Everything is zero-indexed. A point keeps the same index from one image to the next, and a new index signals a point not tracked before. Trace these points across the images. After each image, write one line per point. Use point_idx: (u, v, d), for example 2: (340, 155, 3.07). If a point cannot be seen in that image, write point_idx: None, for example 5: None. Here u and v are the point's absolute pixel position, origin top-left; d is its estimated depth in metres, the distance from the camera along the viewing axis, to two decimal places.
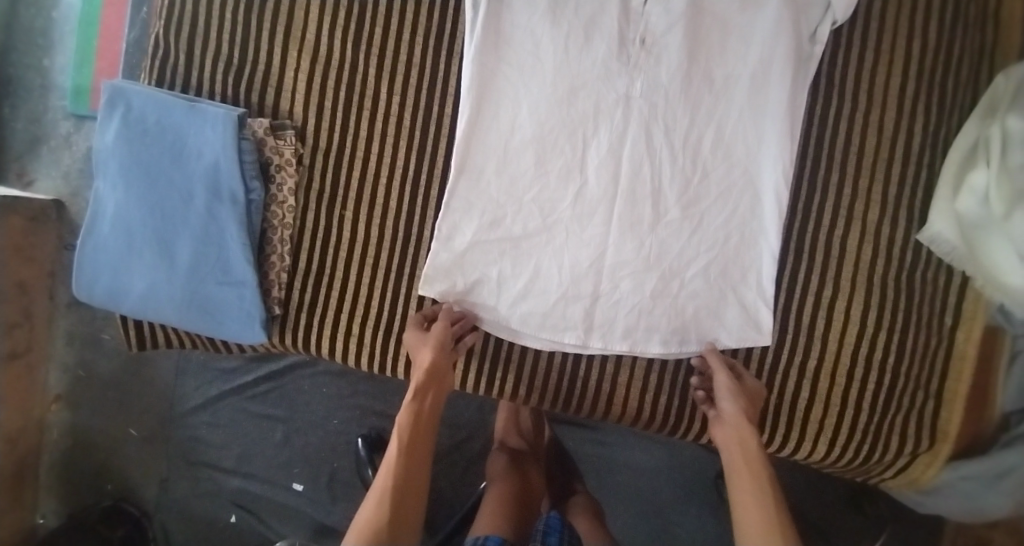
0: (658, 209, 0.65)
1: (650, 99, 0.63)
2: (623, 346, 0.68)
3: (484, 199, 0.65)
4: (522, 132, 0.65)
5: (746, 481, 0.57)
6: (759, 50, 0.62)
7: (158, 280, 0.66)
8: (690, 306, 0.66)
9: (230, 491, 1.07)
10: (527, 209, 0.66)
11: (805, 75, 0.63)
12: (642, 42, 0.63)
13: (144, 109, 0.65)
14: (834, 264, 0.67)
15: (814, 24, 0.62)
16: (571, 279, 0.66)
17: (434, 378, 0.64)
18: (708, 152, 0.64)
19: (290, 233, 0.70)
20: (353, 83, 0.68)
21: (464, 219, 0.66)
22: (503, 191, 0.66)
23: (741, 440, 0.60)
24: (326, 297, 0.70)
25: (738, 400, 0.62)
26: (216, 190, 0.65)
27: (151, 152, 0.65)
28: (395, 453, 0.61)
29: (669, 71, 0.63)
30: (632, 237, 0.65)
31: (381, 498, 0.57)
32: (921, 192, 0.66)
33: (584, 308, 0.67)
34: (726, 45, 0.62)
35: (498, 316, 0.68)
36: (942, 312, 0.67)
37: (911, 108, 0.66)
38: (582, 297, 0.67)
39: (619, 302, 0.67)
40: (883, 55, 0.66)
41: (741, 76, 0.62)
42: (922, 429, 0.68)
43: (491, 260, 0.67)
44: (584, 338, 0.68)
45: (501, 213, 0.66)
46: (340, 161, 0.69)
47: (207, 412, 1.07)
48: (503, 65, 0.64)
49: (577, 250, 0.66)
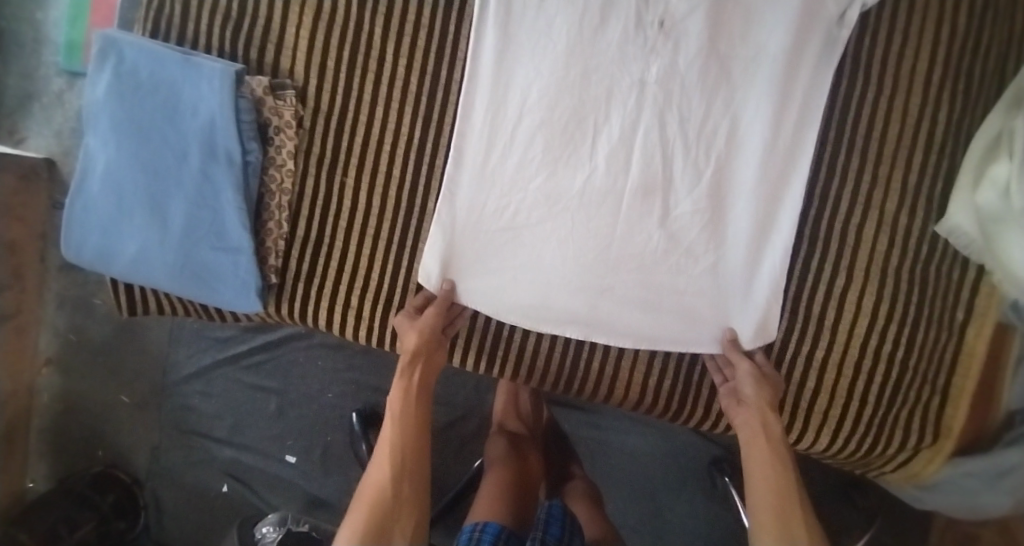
0: (669, 201, 0.63)
1: (665, 86, 0.61)
2: (627, 342, 0.67)
3: (490, 187, 0.64)
4: (533, 104, 0.62)
5: (764, 458, 0.58)
6: (791, 27, 0.58)
7: (150, 243, 0.62)
8: (690, 302, 0.65)
9: (221, 462, 1.06)
10: (530, 196, 0.64)
11: (828, 64, 0.59)
12: (661, 24, 0.59)
13: (138, 62, 0.60)
14: (848, 254, 0.65)
15: (844, 5, 0.57)
16: (575, 272, 0.65)
17: (420, 359, 0.64)
18: (722, 148, 0.62)
19: (288, 200, 0.67)
20: (358, 44, 0.65)
21: (466, 207, 0.65)
22: (508, 179, 0.64)
23: (764, 421, 0.59)
24: (325, 268, 0.68)
25: (762, 391, 0.61)
26: (211, 150, 0.60)
27: (144, 107, 0.60)
28: (391, 427, 0.61)
29: (690, 53, 0.60)
30: (640, 230, 0.63)
31: (384, 463, 0.59)
32: (940, 184, 0.64)
33: (588, 302, 0.66)
34: (749, 29, 0.59)
35: (496, 307, 0.67)
36: (954, 306, 0.66)
37: (936, 94, 0.63)
38: (585, 291, 0.65)
39: (624, 297, 0.65)
40: (913, 37, 0.63)
41: (763, 60, 0.59)
42: (927, 423, 0.67)
43: (492, 251, 0.66)
44: (586, 332, 0.67)
45: (506, 200, 0.64)
46: (342, 126, 0.66)
47: (200, 381, 1.06)
48: (514, 45, 0.62)
49: (581, 241, 0.64)
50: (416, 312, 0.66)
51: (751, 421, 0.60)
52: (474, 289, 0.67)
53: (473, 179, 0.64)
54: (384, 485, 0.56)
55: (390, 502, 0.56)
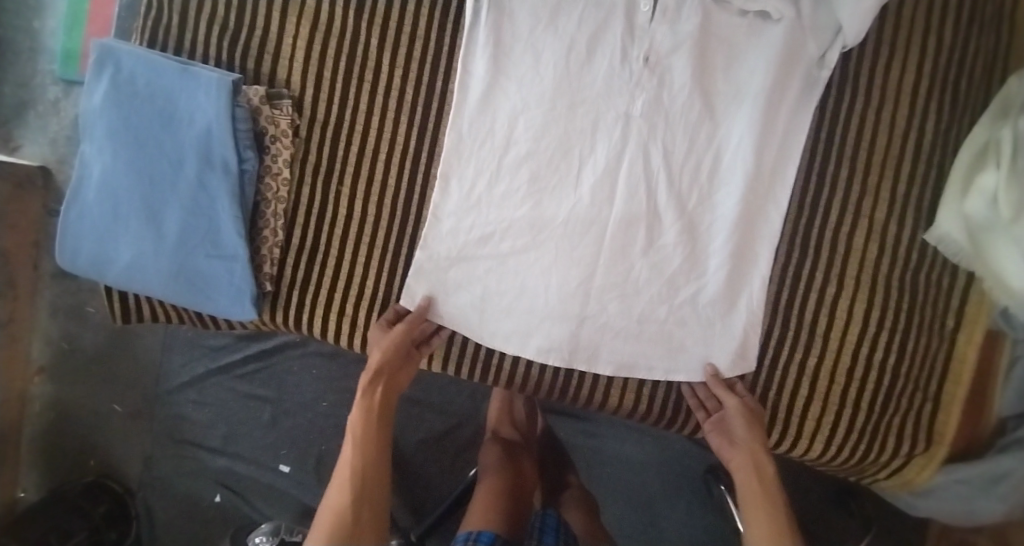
0: (653, 233, 0.63)
1: (650, 120, 0.62)
2: (608, 370, 0.67)
3: (476, 215, 0.65)
4: (528, 114, 0.63)
5: (760, 507, 0.59)
6: (771, 66, 0.60)
7: (145, 251, 0.62)
8: (667, 336, 0.66)
9: (215, 471, 1.05)
10: (517, 226, 0.65)
11: (812, 102, 0.62)
12: (646, 60, 0.61)
13: (135, 71, 0.60)
14: (840, 263, 0.66)
15: (825, 46, 0.60)
16: (558, 300, 0.65)
17: (384, 376, 0.64)
18: (705, 179, 0.63)
19: (284, 207, 0.67)
20: (354, 54, 0.66)
21: (451, 235, 0.65)
22: (493, 209, 0.65)
23: (758, 465, 0.61)
24: (320, 276, 0.68)
25: (750, 430, 0.62)
26: (207, 158, 0.60)
27: (140, 116, 0.60)
28: (352, 449, 0.62)
29: (676, 86, 0.61)
30: (622, 262, 0.64)
31: (342, 487, 0.60)
32: (929, 192, 0.65)
33: (570, 329, 0.66)
34: (734, 59, 0.61)
35: (481, 333, 0.67)
36: (945, 314, 0.66)
37: (924, 104, 0.64)
38: (568, 318, 0.66)
39: (606, 324, 0.66)
40: (900, 49, 0.64)
41: (746, 98, 0.61)
42: (919, 430, 0.68)
43: (475, 278, 0.66)
44: (569, 358, 0.67)
45: (490, 230, 0.65)
46: (338, 135, 0.66)
47: (194, 390, 1.05)
48: (508, 56, 0.63)
49: (565, 270, 0.65)
50: (386, 328, 0.65)
51: (744, 462, 0.61)
52: (460, 315, 0.67)
53: (456, 213, 0.65)
54: (341, 510, 0.57)
55: (346, 527, 0.56)
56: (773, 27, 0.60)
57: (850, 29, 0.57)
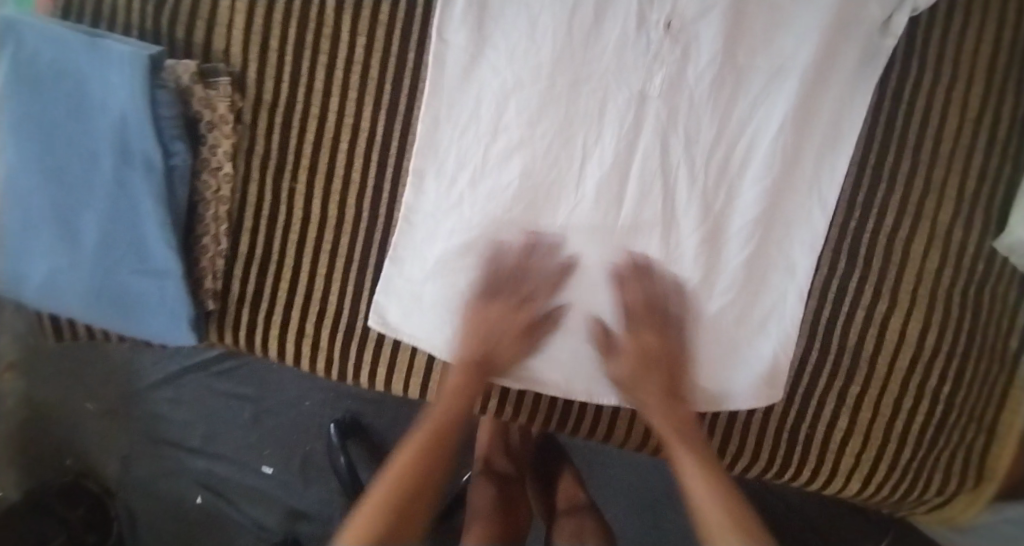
0: (670, 242, 0.53)
1: (669, 101, 0.51)
2: (612, 402, 0.57)
3: (456, 217, 0.54)
4: (519, 94, 0.52)
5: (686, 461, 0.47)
6: (823, 35, 0.48)
7: (60, 268, 0.52)
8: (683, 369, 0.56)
9: (197, 472, 0.97)
10: (507, 231, 0.54)
11: (872, 77, 0.51)
12: (668, 26, 0.49)
13: (36, 45, 0.49)
14: (893, 271, 0.55)
15: (890, 9, 0.48)
16: (555, 315, 0.55)
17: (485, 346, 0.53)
18: (734, 171, 0.52)
19: (227, 209, 0.57)
20: (306, 20, 0.54)
21: (427, 242, 0.55)
22: (478, 210, 0.54)
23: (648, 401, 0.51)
24: (274, 289, 0.58)
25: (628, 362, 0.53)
26: (125, 153, 0.50)
27: (45, 103, 0.50)
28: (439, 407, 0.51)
29: (703, 60, 0.50)
30: (634, 272, 0.54)
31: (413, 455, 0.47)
32: (1001, 191, 0.54)
33: (569, 350, 0.56)
34: (774, 27, 0.49)
35: None
36: (1008, 334, 0.57)
37: (1004, 82, 0.52)
38: (567, 338, 0.56)
39: (610, 346, 0.56)
40: (979, 13, 0.52)
41: (789, 75, 0.50)
42: (970, 465, 0.59)
43: (457, 294, 0.56)
44: (566, 388, 0.57)
45: (475, 236, 0.54)
46: (290, 121, 0.55)
47: (170, 388, 0.97)
48: (494, 26, 0.51)
49: (563, 282, 0.54)
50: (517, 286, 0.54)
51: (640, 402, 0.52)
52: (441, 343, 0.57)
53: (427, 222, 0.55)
54: (412, 479, 0.45)
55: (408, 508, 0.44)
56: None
57: None
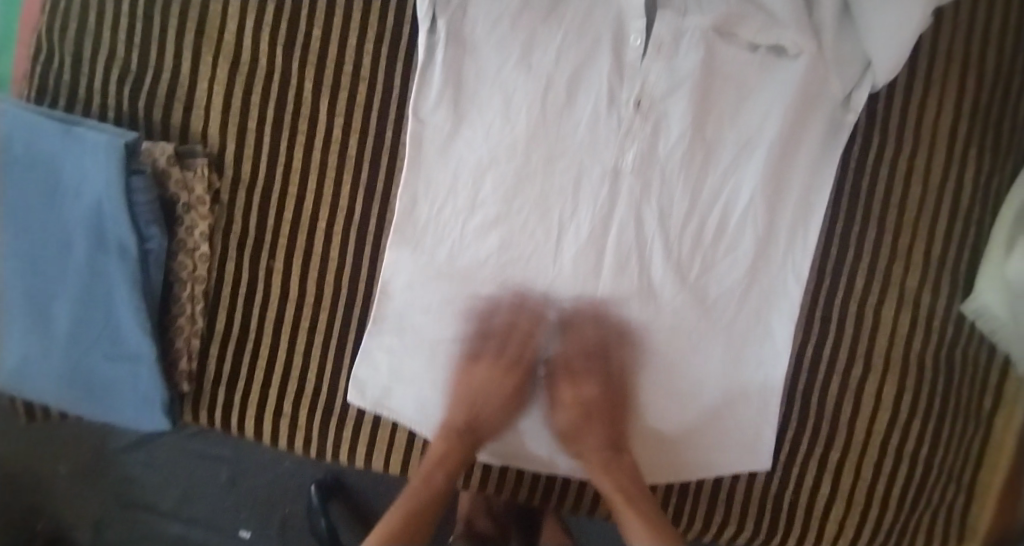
0: (648, 313, 0.54)
1: (642, 176, 0.52)
2: None
3: (436, 292, 0.55)
4: (497, 170, 0.53)
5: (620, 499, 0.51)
6: (787, 113, 0.51)
7: (32, 355, 0.52)
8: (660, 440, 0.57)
9: (167, 538, 0.90)
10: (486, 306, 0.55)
11: (837, 151, 0.53)
12: (638, 104, 0.51)
13: (11, 132, 0.50)
14: (867, 336, 0.56)
15: (852, 84, 0.52)
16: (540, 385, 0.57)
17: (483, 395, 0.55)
18: (709, 243, 0.53)
19: (203, 287, 0.56)
20: (284, 101, 0.55)
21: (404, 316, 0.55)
22: (456, 286, 0.55)
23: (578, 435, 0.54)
24: (251, 367, 0.58)
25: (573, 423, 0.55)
26: (100, 239, 0.50)
27: (21, 191, 0.50)
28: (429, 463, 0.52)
29: (673, 136, 0.51)
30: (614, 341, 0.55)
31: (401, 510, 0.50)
32: (965, 256, 0.55)
33: (552, 422, 0.57)
34: (741, 106, 0.51)
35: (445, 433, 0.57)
36: (982, 395, 0.58)
37: (962, 153, 0.55)
38: (550, 410, 0.57)
39: None
40: (934, 89, 0.54)
41: (756, 150, 0.51)
42: (951, 526, 0.59)
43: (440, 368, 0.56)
44: (550, 462, 0.58)
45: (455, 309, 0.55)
46: (267, 199, 0.56)
47: (144, 451, 0.90)
48: (472, 104, 0.52)
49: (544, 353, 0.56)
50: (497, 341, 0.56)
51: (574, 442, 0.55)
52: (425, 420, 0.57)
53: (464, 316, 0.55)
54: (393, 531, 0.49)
55: None
56: (788, 65, 0.50)
57: (883, 64, 0.49)
